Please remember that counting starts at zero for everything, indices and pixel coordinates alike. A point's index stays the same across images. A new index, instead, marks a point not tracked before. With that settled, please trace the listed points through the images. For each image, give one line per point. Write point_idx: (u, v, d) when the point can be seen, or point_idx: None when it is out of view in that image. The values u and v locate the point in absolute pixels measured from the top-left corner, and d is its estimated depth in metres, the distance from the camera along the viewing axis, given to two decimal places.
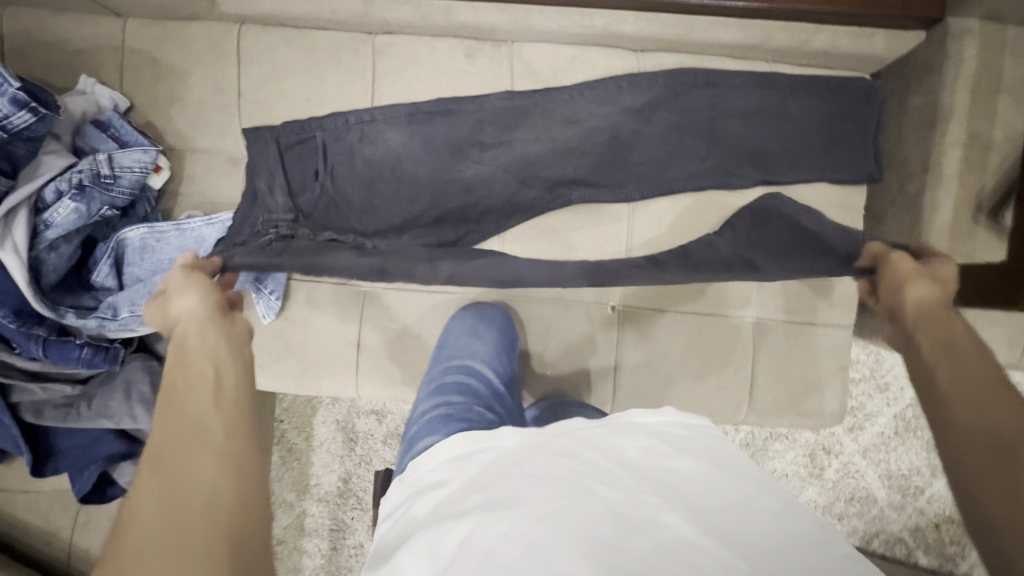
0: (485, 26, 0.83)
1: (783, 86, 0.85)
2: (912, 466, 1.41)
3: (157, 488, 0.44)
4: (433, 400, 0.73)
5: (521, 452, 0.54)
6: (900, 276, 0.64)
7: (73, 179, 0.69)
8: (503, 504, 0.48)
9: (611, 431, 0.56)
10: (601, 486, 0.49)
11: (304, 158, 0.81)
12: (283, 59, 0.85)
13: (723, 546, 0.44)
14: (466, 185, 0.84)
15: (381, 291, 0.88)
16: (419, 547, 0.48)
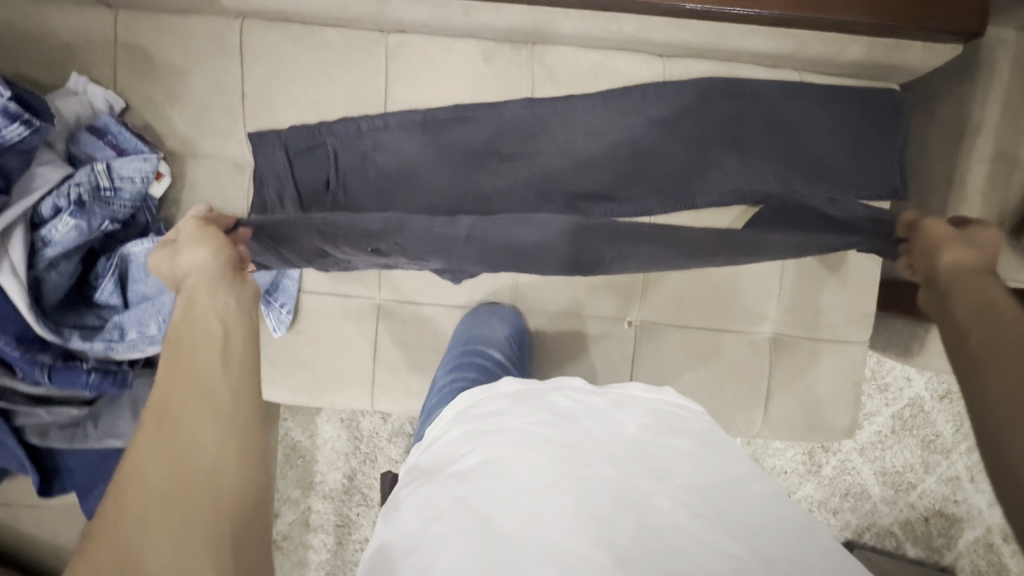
0: (507, 27, 0.78)
1: (813, 98, 0.82)
2: (906, 462, 1.45)
3: (157, 449, 0.40)
4: (450, 377, 0.76)
5: (519, 412, 0.58)
6: (934, 239, 0.63)
7: (72, 194, 0.66)
8: (500, 467, 0.52)
9: (609, 399, 0.61)
10: (598, 459, 0.52)
11: (315, 166, 0.79)
12: (289, 59, 0.79)
13: (714, 528, 0.47)
14: (484, 199, 0.80)
15: (397, 305, 0.87)
16: (418, 504, 0.53)
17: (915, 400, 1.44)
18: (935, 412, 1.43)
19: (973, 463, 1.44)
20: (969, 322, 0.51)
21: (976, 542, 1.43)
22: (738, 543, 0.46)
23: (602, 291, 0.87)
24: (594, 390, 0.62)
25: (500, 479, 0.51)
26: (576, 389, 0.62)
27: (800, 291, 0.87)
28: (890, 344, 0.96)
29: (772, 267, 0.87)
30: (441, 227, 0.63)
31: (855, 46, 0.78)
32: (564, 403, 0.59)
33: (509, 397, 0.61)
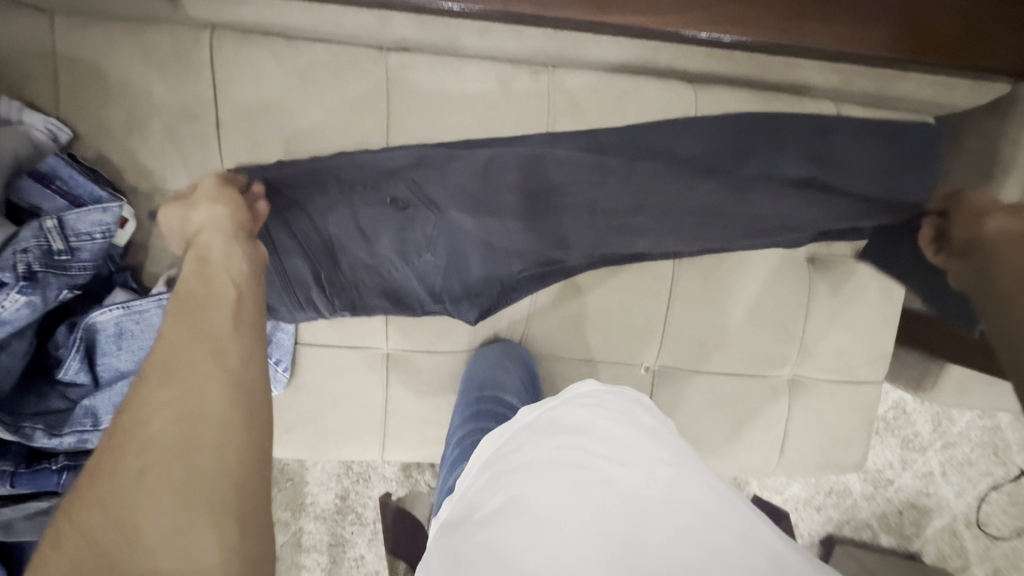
0: (529, 50, 0.71)
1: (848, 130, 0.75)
2: (886, 460, 1.24)
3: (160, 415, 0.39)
4: (468, 430, 0.70)
5: (540, 443, 0.51)
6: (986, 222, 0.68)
7: (20, 264, 0.56)
8: (525, 507, 0.46)
9: (621, 396, 0.55)
10: (617, 467, 0.48)
11: (321, 191, 0.69)
12: (271, 80, 0.67)
13: (745, 518, 0.46)
14: (496, 219, 0.71)
15: (408, 355, 0.79)
16: (448, 550, 0.47)
17: (897, 400, 1.23)
18: (916, 413, 1.24)
19: (944, 459, 1.24)
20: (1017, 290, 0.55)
21: (941, 529, 1.23)
22: (768, 534, 0.44)
23: (624, 335, 0.82)
24: (607, 388, 0.57)
25: (523, 492, 0.48)
26: (589, 394, 0.55)
27: (825, 333, 0.85)
28: (903, 375, 0.96)
29: (799, 308, 0.84)
30: (459, 163, 0.70)
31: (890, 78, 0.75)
32: (578, 413, 0.53)
33: (531, 429, 0.54)
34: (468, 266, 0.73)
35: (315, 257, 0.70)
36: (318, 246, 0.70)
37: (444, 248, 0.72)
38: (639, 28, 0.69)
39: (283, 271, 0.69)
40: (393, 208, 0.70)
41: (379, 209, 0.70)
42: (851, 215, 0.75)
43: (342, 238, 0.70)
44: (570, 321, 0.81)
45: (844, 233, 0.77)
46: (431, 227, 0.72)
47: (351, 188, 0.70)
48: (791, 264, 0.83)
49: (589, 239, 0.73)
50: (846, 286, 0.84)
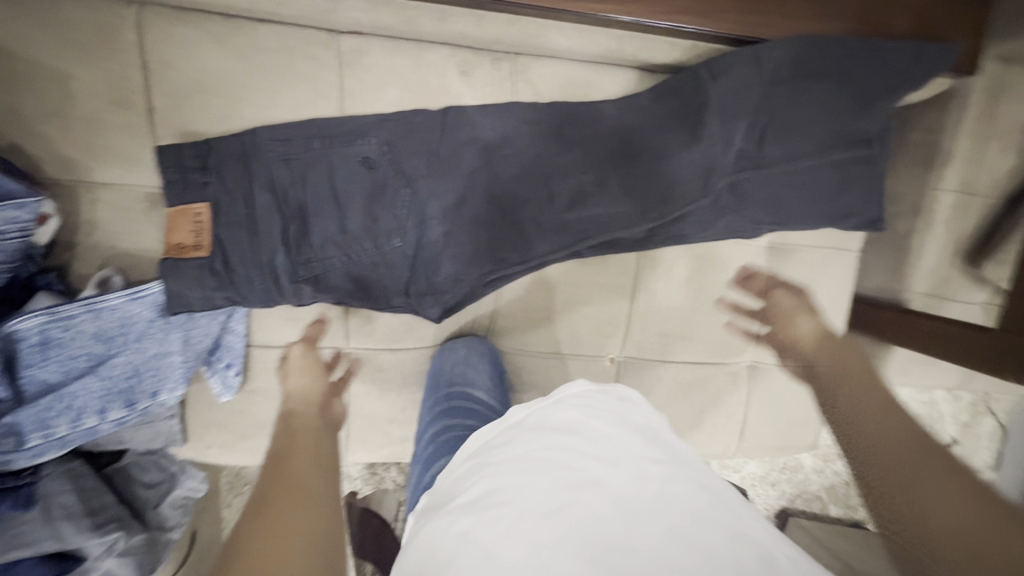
0: (492, 36, 0.66)
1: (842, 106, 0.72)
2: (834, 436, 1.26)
3: (279, 533, 0.35)
4: (439, 428, 0.65)
5: (527, 438, 0.47)
6: (780, 307, 0.73)
7: None
8: (508, 494, 0.42)
9: (613, 395, 0.52)
10: (608, 467, 0.43)
11: (292, 160, 0.63)
12: (213, 66, 0.62)
13: (740, 513, 0.42)
14: (471, 194, 0.69)
15: (370, 354, 0.76)
16: (425, 540, 0.42)
17: None
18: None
19: None
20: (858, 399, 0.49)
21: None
22: (762, 532, 0.41)
23: (590, 327, 0.82)
24: (598, 388, 0.53)
25: (507, 484, 0.43)
26: (579, 393, 0.52)
27: None
28: None
29: None
30: (446, 139, 0.67)
31: (885, 65, 0.72)
32: (569, 409, 0.49)
33: (519, 424, 0.50)
34: (438, 261, 0.69)
35: (276, 232, 0.62)
36: (285, 216, 0.63)
37: (415, 235, 0.67)
38: (602, 16, 0.67)
39: (237, 251, 0.61)
40: (370, 184, 0.65)
41: (354, 184, 0.65)
42: (810, 195, 0.77)
43: (313, 214, 0.64)
44: (537, 314, 0.81)
45: (808, 211, 0.78)
46: (406, 209, 0.66)
47: (332, 157, 0.64)
48: (751, 253, 0.85)
49: (562, 214, 0.70)
50: (802, 274, 0.86)
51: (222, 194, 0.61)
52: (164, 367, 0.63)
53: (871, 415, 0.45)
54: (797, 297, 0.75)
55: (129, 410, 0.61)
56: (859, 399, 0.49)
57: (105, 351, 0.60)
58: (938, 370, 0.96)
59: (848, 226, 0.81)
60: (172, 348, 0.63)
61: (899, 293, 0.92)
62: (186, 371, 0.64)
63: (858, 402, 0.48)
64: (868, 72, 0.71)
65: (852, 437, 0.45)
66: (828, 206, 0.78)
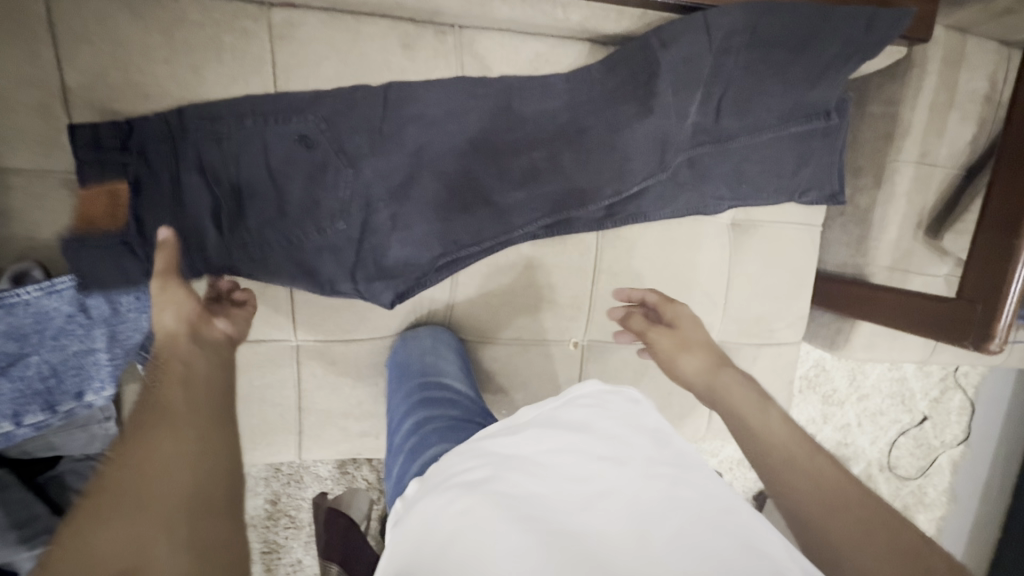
0: (431, 7, 0.64)
1: (795, 75, 0.71)
2: (809, 415, 1.26)
3: (146, 467, 0.29)
4: (416, 419, 0.59)
5: (533, 431, 0.43)
6: (658, 353, 0.59)
7: None
8: (508, 482, 0.38)
9: (624, 396, 0.48)
10: (615, 470, 0.39)
11: (224, 138, 0.59)
12: (131, 41, 0.58)
13: (756, 519, 0.38)
14: (422, 172, 0.66)
15: (321, 346, 0.73)
16: (416, 522, 0.38)
17: (819, 359, 1.25)
18: (834, 369, 1.26)
19: (861, 412, 1.28)
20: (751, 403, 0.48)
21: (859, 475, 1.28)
22: (778, 545, 0.36)
23: (551, 311, 0.80)
24: (610, 389, 0.49)
25: (510, 473, 0.39)
26: (590, 395, 0.48)
27: (748, 298, 0.86)
28: (818, 335, 1.00)
29: (721, 275, 0.84)
30: (395, 115, 0.64)
31: (845, 35, 0.70)
32: (578, 409, 0.45)
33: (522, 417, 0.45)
34: (386, 244, 0.66)
35: (208, 215, 0.59)
36: (217, 199, 0.59)
37: (359, 218, 0.64)
38: None
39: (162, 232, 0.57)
40: (311, 165, 0.62)
41: (293, 165, 0.61)
42: (767, 170, 0.79)
43: (248, 197, 0.61)
44: (497, 299, 0.78)
45: (755, 185, 0.79)
46: (349, 189, 0.63)
47: (266, 135, 0.60)
48: (714, 230, 0.83)
49: (518, 193, 0.69)
50: (766, 250, 0.85)
51: (148, 177, 0.57)
52: (87, 367, 0.59)
53: (776, 449, 0.43)
54: (676, 333, 0.59)
55: (49, 413, 0.58)
56: (750, 418, 0.46)
57: (18, 350, 0.55)
58: (905, 343, 0.95)
59: (811, 198, 0.84)
60: (97, 345, 0.59)
61: (862, 267, 0.91)
62: (113, 371, 0.60)
63: (748, 426, 0.46)
64: (828, 39, 0.70)
65: (776, 470, 0.42)
66: (783, 182, 0.80)
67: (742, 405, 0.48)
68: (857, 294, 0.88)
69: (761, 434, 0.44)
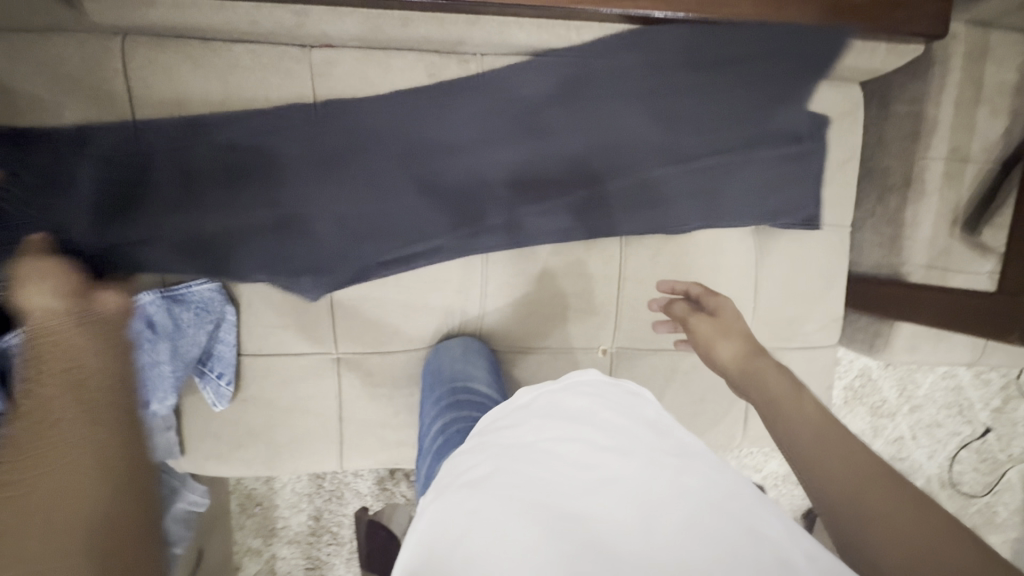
0: (454, 36, 0.70)
1: (760, 94, 0.78)
2: (857, 428, 1.21)
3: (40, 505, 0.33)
4: (443, 422, 0.62)
5: (535, 422, 0.44)
6: (697, 338, 0.58)
7: None
8: (515, 479, 0.40)
9: (626, 390, 0.49)
10: (621, 460, 0.40)
11: (232, 147, 0.67)
12: (190, 86, 0.66)
13: (758, 507, 0.38)
14: (424, 176, 0.72)
15: (359, 357, 0.77)
16: (430, 522, 0.40)
17: (865, 368, 1.20)
18: (883, 379, 1.21)
19: (914, 423, 1.22)
20: (784, 386, 0.46)
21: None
22: (782, 530, 0.36)
23: (578, 320, 0.81)
24: (610, 380, 0.50)
25: (516, 469, 0.40)
26: (591, 385, 0.49)
27: (777, 301, 0.85)
28: (855, 339, 0.97)
29: (748, 279, 0.84)
30: (381, 113, 0.70)
31: (809, 56, 0.77)
32: (577, 401, 0.46)
33: (526, 407, 0.47)
34: (386, 238, 0.72)
35: (149, 220, 0.65)
36: (220, 200, 0.67)
37: (349, 211, 0.70)
38: (560, 10, 0.70)
39: (184, 232, 0.66)
40: (240, 167, 0.67)
41: (222, 170, 0.66)
42: (755, 181, 0.80)
43: (249, 200, 0.68)
44: (524, 309, 0.80)
45: (742, 192, 0.80)
46: (351, 189, 0.70)
47: (252, 135, 0.67)
48: (738, 236, 0.83)
49: (514, 192, 0.75)
50: (792, 253, 0.85)
51: (111, 194, 0.64)
52: (154, 378, 0.67)
53: (806, 428, 0.42)
54: (717, 319, 0.58)
55: None
56: (781, 401, 0.45)
57: None
58: (951, 345, 0.92)
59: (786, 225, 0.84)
60: (161, 358, 0.67)
61: (898, 268, 0.89)
62: (176, 382, 0.68)
63: (780, 409, 0.44)
64: (791, 60, 0.77)
65: (801, 452, 0.41)
66: (762, 195, 0.81)
67: (774, 389, 0.47)
68: (894, 291, 0.86)
69: (797, 417, 0.43)
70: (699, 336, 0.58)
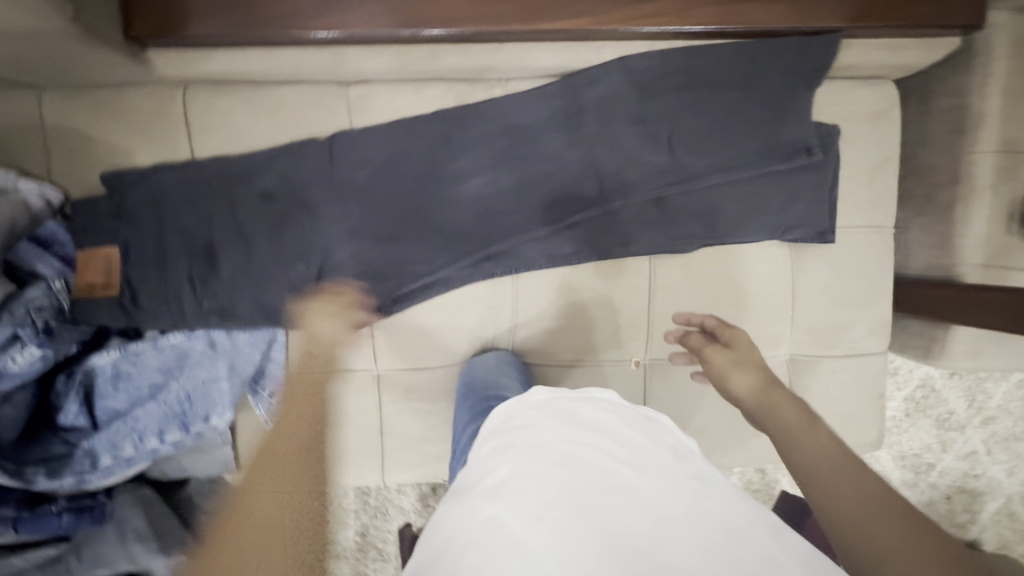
0: (480, 65, 0.74)
1: (773, 96, 0.75)
2: (922, 442, 1.14)
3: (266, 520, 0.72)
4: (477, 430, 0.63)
5: (554, 430, 0.47)
6: (711, 369, 0.60)
7: (39, 320, 0.64)
8: (532, 484, 0.42)
9: (640, 413, 0.51)
10: (638, 477, 0.42)
11: (277, 179, 0.73)
12: (242, 126, 0.74)
13: (774, 540, 0.38)
14: (449, 200, 0.75)
15: (398, 373, 0.80)
16: (450, 524, 0.42)
17: (926, 378, 1.13)
18: (948, 390, 1.13)
19: (988, 437, 1.13)
20: (799, 419, 0.47)
21: (996, 512, 1.12)
22: (799, 563, 0.36)
23: (611, 333, 0.82)
24: (629, 403, 0.52)
25: (533, 474, 0.42)
26: (610, 403, 0.51)
27: (817, 307, 0.83)
28: (909, 347, 0.92)
29: (786, 285, 0.82)
30: (406, 142, 0.74)
31: (818, 55, 0.74)
32: (596, 414, 0.49)
33: (544, 408, 0.50)
34: (411, 260, 0.75)
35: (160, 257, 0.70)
36: (261, 228, 0.72)
37: (380, 234, 0.74)
38: (580, 30, 0.72)
39: (231, 258, 0.71)
40: (256, 203, 0.72)
41: (247, 205, 0.72)
42: (787, 185, 0.78)
43: (291, 227, 0.72)
44: (556, 323, 0.81)
45: (775, 199, 0.78)
46: (382, 214, 0.74)
47: (288, 169, 0.73)
48: (773, 242, 0.82)
49: (538, 208, 0.76)
50: (831, 256, 0.82)
51: (161, 230, 0.70)
52: (212, 394, 0.72)
53: (823, 465, 0.42)
54: (731, 351, 0.60)
55: (183, 432, 0.70)
56: (798, 434, 0.46)
57: (164, 379, 0.70)
58: None
59: (800, 239, 0.81)
60: (219, 374, 0.72)
61: (952, 268, 0.85)
62: (232, 397, 0.72)
63: (796, 441, 0.45)
64: (804, 59, 0.74)
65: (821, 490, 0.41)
66: (789, 201, 0.79)
67: (790, 420, 0.47)
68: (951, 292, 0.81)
69: (809, 451, 0.44)
70: (713, 365, 0.60)
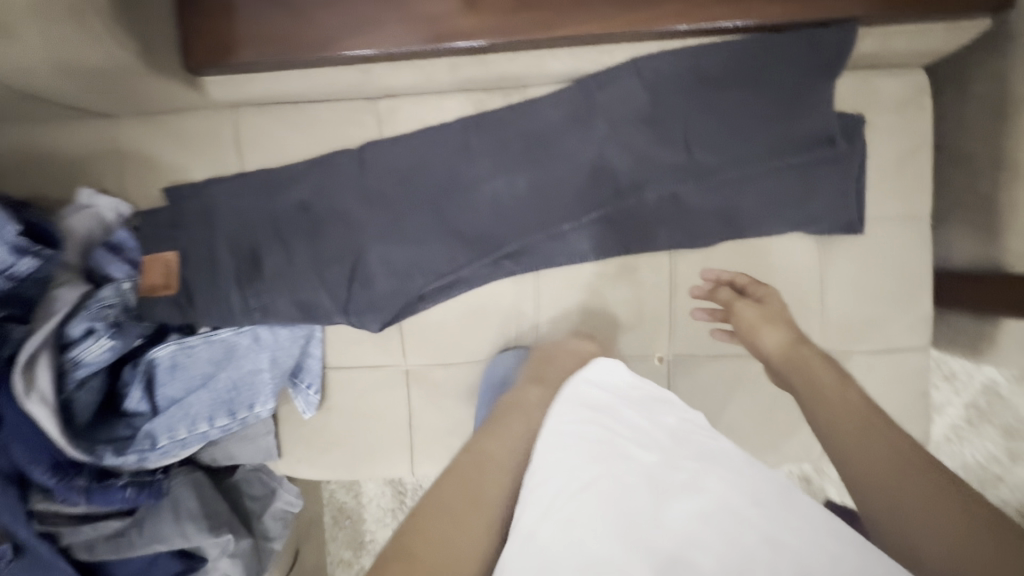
0: (496, 74, 0.79)
1: (787, 91, 0.75)
2: (986, 451, 1.06)
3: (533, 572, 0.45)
4: None
5: (563, 414, 0.50)
6: (742, 324, 0.67)
7: (109, 316, 0.71)
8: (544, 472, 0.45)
9: (644, 392, 0.54)
10: (640, 454, 0.45)
11: (314, 186, 0.79)
12: (282, 142, 0.81)
13: (774, 513, 0.40)
14: (470, 201, 0.79)
15: (426, 369, 0.84)
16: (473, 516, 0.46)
17: (988, 382, 1.06)
18: (1016, 395, 1.05)
19: None
20: (834, 386, 0.53)
21: None
22: (801, 537, 0.38)
23: (634, 330, 0.82)
24: (635, 385, 0.55)
25: (545, 461, 0.46)
26: (616, 385, 0.54)
27: (848, 301, 0.80)
28: (958, 343, 0.87)
29: (813, 278, 0.81)
30: (429, 148, 0.79)
31: (832, 45, 0.74)
32: (598, 395, 0.52)
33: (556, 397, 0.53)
34: (438, 259, 0.79)
35: (211, 262, 0.77)
36: (299, 233, 0.79)
37: (409, 235, 0.79)
38: (590, 36, 0.76)
39: (274, 259, 0.78)
40: (297, 210, 0.79)
41: (287, 214, 0.79)
42: (808, 178, 0.77)
43: (328, 231, 0.79)
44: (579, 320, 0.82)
45: (795, 193, 0.78)
46: (411, 216, 0.79)
47: (323, 178, 0.79)
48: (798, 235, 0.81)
49: (555, 208, 0.79)
50: (860, 248, 0.80)
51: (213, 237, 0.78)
52: (256, 383, 0.78)
53: (851, 421, 0.48)
54: (760, 306, 0.68)
55: (230, 418, 0.77)
56: (830, 399, 0.51)
57: (214, 370, 0.77)
58: None
59: (822, 232, 0.80)
60: (262, 365, 0.78)
61: (999, 259, 0.80)
62: (274, 387, 0.78)
63: (828, 404, 0.51)
64: (819, 50, 0.74)
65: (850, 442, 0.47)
66: (812, 194, 0.78)
67: (820, 386, 0.54)
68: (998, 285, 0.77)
69: (837, 411, 0.50)
70: (744, 324, 0.67)
